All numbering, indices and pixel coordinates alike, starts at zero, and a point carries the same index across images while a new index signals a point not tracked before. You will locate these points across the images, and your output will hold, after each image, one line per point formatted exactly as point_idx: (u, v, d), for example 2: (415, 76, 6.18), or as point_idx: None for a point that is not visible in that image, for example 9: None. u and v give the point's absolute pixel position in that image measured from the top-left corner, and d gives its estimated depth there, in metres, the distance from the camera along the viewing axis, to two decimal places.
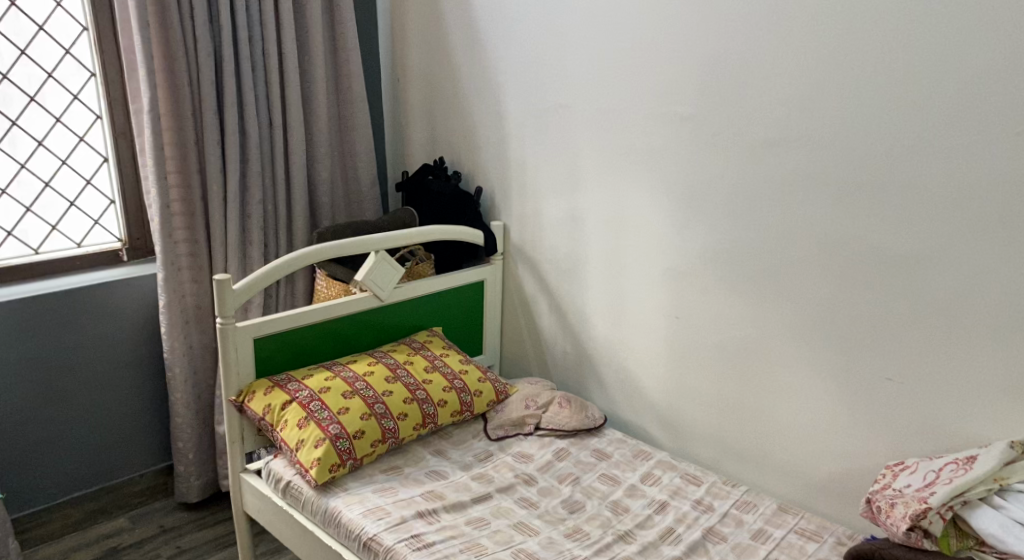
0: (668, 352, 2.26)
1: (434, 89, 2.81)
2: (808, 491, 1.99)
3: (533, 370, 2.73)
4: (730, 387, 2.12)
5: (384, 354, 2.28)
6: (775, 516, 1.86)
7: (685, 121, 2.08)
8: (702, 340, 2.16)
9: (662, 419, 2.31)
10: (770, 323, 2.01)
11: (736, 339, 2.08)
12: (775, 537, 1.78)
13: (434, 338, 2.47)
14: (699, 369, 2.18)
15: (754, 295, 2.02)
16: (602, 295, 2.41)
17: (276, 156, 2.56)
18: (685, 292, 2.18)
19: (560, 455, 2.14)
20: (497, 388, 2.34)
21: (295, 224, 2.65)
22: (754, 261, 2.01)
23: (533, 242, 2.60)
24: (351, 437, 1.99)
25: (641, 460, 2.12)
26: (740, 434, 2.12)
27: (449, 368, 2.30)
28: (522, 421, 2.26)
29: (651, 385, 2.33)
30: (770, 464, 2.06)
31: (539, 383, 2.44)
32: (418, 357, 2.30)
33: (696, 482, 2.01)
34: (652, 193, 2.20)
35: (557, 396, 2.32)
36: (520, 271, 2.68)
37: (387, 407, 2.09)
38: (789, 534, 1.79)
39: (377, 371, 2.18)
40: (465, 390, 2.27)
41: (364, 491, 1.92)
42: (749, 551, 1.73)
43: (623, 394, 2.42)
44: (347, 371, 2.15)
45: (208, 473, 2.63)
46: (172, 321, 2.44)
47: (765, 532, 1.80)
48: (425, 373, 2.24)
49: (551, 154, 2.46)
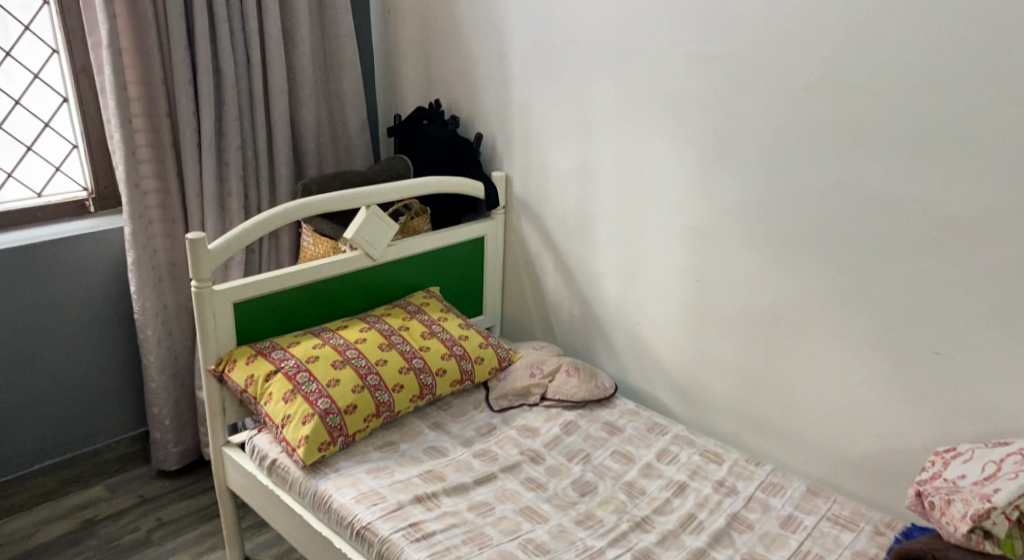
0: (686, 318, 2.08)
1: (428, 24, 2.54)
2: (839, 469, 1.84)
3: (537, 332, 2.55)
4: (756, 356, 1.95)
5: (376, 319, 2.09)
6: (805, 501, 1.72)
7: (712, 61, 1.84)
8: (728, 306, 1.98)
9: (677, 388, 2.15)
10: (803, 289, 1.82)
11: (764, 305, 1.90)
12: (806, 525, 1.63)
13: (431, 301, 2.28)
14: (722, 338, 2.01)
15: (782, 258, 1.84)
16: (615, 254, 2.22)
17: (254, 98, 2.32)
18: (708, 252, 1.98)
19: (569, 428, 1.98)
20: (500, 355, 2.16)
21: (278, 173, 2.42)
22: (787, 221, 1.81)
23: (539, 194, 2.38)
24: (342, 412, 1.82)
25: (656, 435, 1.95)
26: (766, 408, 1.95)
27: (448, 334, 2.12)
28: (527, 391, 2.09)
29: (667, 352, 2.15)
30: (797, 440, 1.91)
31: (545, 347, 2.26)
32: (414, 323, 2.12)
33: (717, 460, 1.85)
34: (672, 143, 1.98)
35: (565, 363, 2.15)
36: (523, 226, 2.48)
37: (381, 378, 1.92)
38: (821, 521, 1.64)
39: (370, 339, 2.00)
40: (466, 358, 2.09)
41: (356, 472, 1.76)
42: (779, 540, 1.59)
43: (635, 361, 2.24)
44: (338, 338, 1.98)
45: (188, 440, 2.47)
46: (142, 279, 2.24)
47: (795, 520, 1.65)
48: (421, 340, 2.07)
49: (558, 98, 2.22)
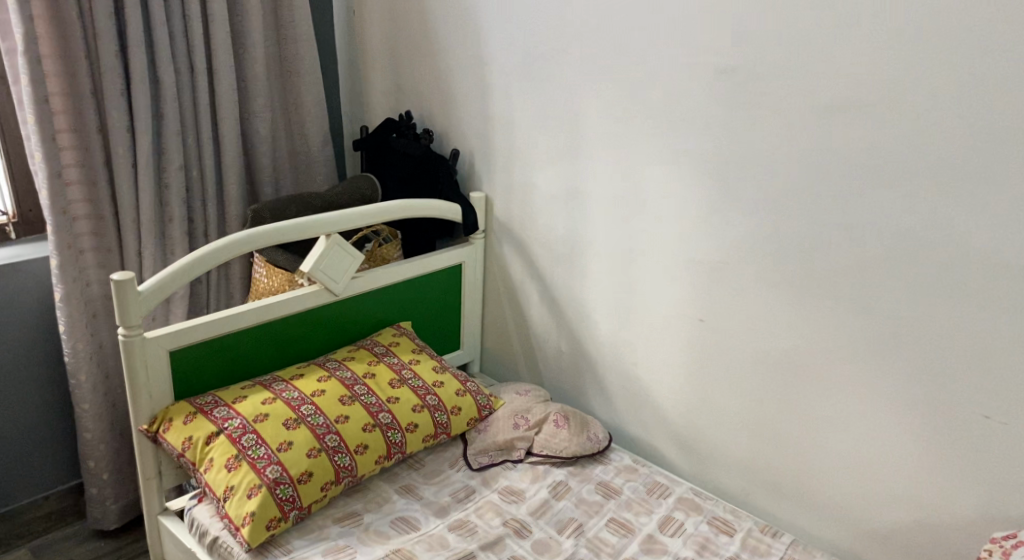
0: (688, 362, 1.85)
1: (398, 27, 2.29)
2: (866, 538, 1.62)
3: (522, 371, 2.29)
4: (769, 407, 1.72)
5: (338, 366, 1.83)
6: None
7: (719, 75, 1.61)
8: (737, 351, 1.74)
9: (677, 439, 1.91)
10: (824, 334, 1.59)
11: (779, 351, 1.67)
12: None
13: (402, 340, 2.02)
14: (731, 386, 1.77)
15: (802, 299, 1.61)
16: (608, 288, 1.98)
17: (200, 110, 2.05)
18: (714, 290, 1.75)
19: (558, 491, 1.73)
20: (479, 403, 1.91)
21: (228, 194, 2.15)
22: (807, 258, 1.58)
23: (522, 219, 2.14)
24: (294, 482, 1.56)
25: (658, 498, 1.71)
26: (780, 465, 1.72)
27: (420, 381, 1.87)
28: (509, 446, 1.84)
29: (666, 397, 1.92)
30: (815, 501, 1.68)
31: (530, 390, 2.01)
32: (381, 368, 1.86)
33: (730, 531, 1.62)
34: (673, 166, 1.75)
35: (553, 411, 1.90)
36: (505, 253, 2.23)
37: (341, 439, 1.66)
38: None
39: (330, 391, 1.74)
40: (440, 409, 1.84)
41: (312, 555, 1.51)
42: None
43: (630, 406, 2.01)
44: (292, 391, 1.72)
45: (128, 495, 2.19)
46: (73, 319, 1.94)
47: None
48: (389, 389, 1.81)
49: (543, 112, 1.98)
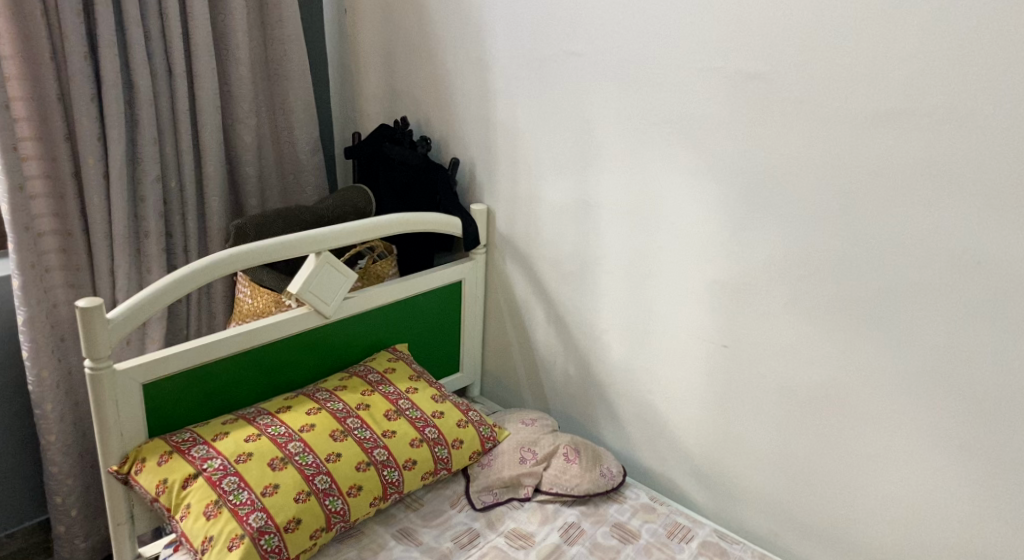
0: (710, 392, 1.71)
1: (393, 27, 2.14)
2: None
3: (525, 395, 2.14)
4: (801, 442, 1.59)
5: (328, 396, 1.67)
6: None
7: (748, 80, 1.48)
8: (765, 381, 1.61)
9: (696, 473, 1.78)
10: (866, 364, 1.47)
11: (814, 382, 1.54)
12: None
13: (399, 364, 1.87)
14: (758, 419, 1.65)
15: (839, 326, 1.48)
16: (621, 310, 1.83)
17: (179, 116, 1.89)
18: (739, 315, 1.62)
19: (571, 534, 1.59)
20: (482, 436, 1.76)
21: (209, 207, 2.00)
22: (847, 283, 1.45)
23: (527, 234, 1.99)
24: (281, 530, 1.41)
25: (679, 542, 1.57)
26: (813, 505, 1.60)
27: (418, 412, 1.72)
28: (516, 483, 1.70)
29: (685, 428, 1.78)
30: (853, 544, 1.57)
31: (537, 419, 1.86)
32: (376, 398, 1.71)
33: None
34: (694, 180, 1.61)
35: (562, 443, 1.75)
36: (508, 270, 2.08)
37: (333, 480, 1.51)
38: None
39: (320, 425, 1.59)
40: (441, 442, 1.69)
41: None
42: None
43: (644, 436, 1.87)
44: (278, 426, 1.56)
45: (100, 531, 2.04)
46: (38, 344, 1.77)
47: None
48: (385, 423, 1.66)
49: (551, 120, 1.83)
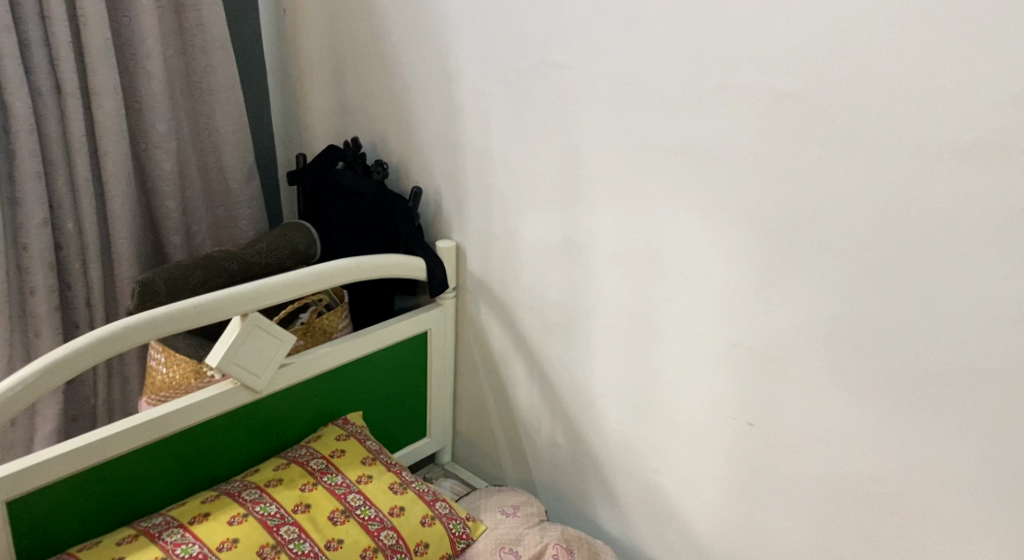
0: (730, 478, 1.40)
1: (340, 32, 1.80)
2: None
3: (504, 464, 1.81)
4: (847, 545, 1.28)
5: (258, 496, 1.32)
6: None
7: (779, 101, 1.16)
8: (800, 469, 1.30)
9: None
10: (935, 459, 1.16)
11: (863, 474, 1.23)
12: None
13: (348, 442, 1.50)
14: (791, 513, 1.33)
15: (897, 409, 1.17)
16: (619, 372, 1.51)
17: (71, 143, 1.53)
18: (767, 387, 1.30)
19: None
20: (453, 534, 1.44)
21: (117, 250, 1.64)
22: (909, 356, 1.14)
23: (503, 278, 1.66)
24: None
25: None
26: None
27: (372, 509, 1.38)
28: None
29: (700, 518, 1.46)
30: None
31: (519, 506, 1.54)
32: (319, 495, 1.37)
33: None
34: (711, 220, 1.29)
35: (551, 541, 1.44)
36: (482, 318, 1.75)
37: None
38: None
39: (244, 540, 1.24)
40: (401, 550, 1.36)
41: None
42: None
43: (649, 522, 1.55)
44: (190, 544, 1.21)
45: None
46: None
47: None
48: (329, 529, 1.32)
49: (530, 145, 1.51)
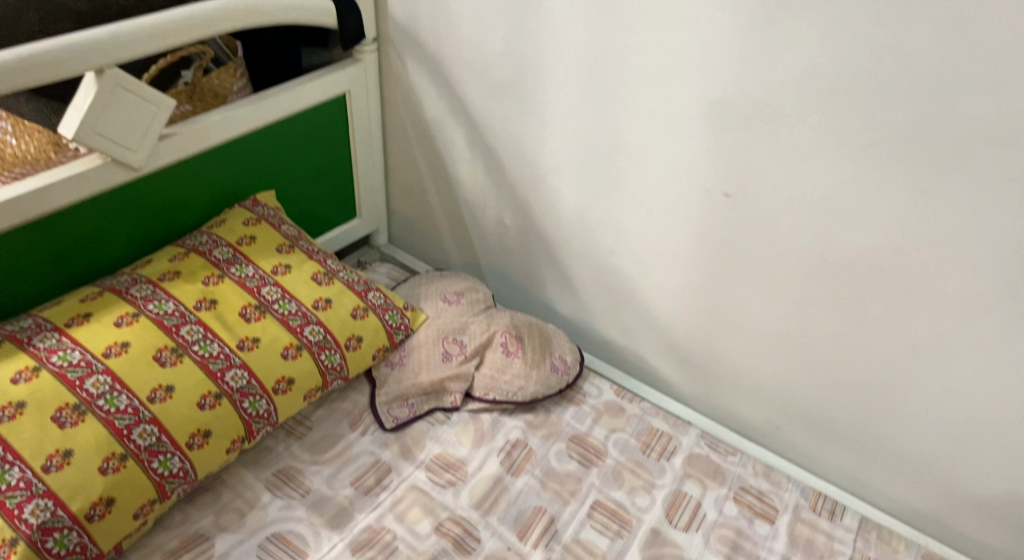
0: (699, 257, 1.22)
1: None
2: (953, 507, 1.15)
3: (446, 245, 1.61)
4: (824, 325, 1.15)
5: (151, 292, 1.11)
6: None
7: None
8: (782, 244, 1.13)
9: (676, 354, 1.35)
10: (942, 232, 0.99)
11: (853, 250, 1.07)
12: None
13: (259, 227, 1.27)
14: (765, 292, 1.18)
15: (906, 175, 0.98)
16: (576, 139, 1.27)
17: None
18: (752, 152, 1.09)
19: (516, 459, 1.20)
20: (390, 327, 1.29)
21: None
22: (933, 113, 0.93)
23: (434, 23, 1.34)
24: (84, 519, 0.93)
25: (659, 460, 1.22)
26: (831, 401, 1.20)
27: (293, 304, 1.19)
28: (439, 388, 1.28)
29: (661, 299, 1.31)
30: (882, 454, 1.18)
31: (464, 293, 1.38)
32: (227, 290, 1.16)
33: (769, 517, 1.15)
34: None
35: (500, 330, 1.31)
36: (411, 76, 1.44)
37: (163, 429, 1.01)
38: None
39: (137, 344, 1.04)
40: (330, 346, 1.20)
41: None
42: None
43: (606, 306, 1.39)
44: (69, 351, 1.00)
45: None
46: None
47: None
48: (242, 328, 1.13)
49: None
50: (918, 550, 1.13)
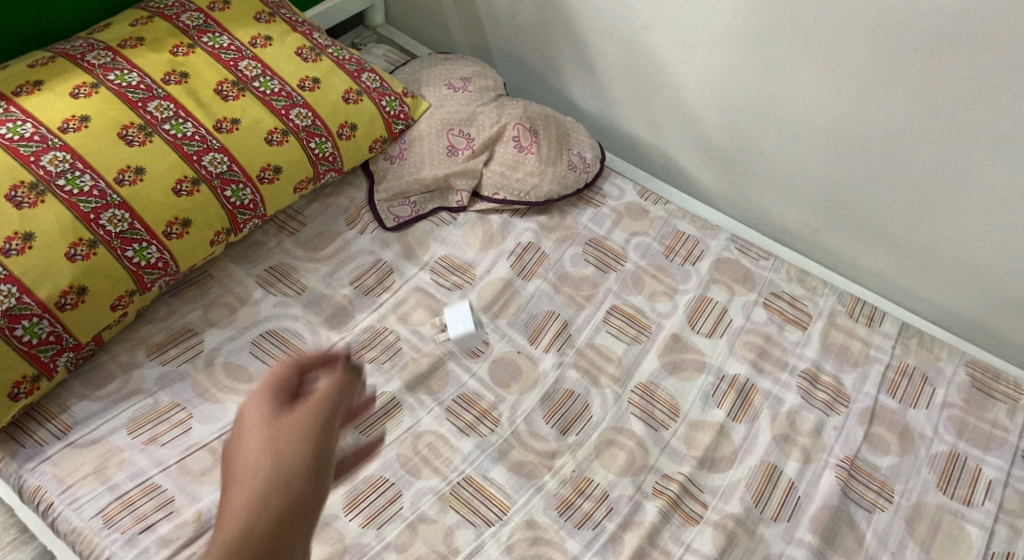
0: (746, 33, 1.04)
1: None
2: (1004, 311, 1.09)
3: (453, 27, 1.42)
4: (888, 113, 1.00)
5: (109, 61, 0.96)
6: (972, 410, 1.00)
7: None
8: (848, 11, 0.95)
9: (710, 151, 1.21)
10: None
11: (939, 17, 0.89)
12: (988, 483, 0.94)
13: None
14: (821, 74, 1.02)
15: None
16: None
17: None
18: None
19: (528, 262, 1.10)
20: (387, 116, 1.14)
21: None
22: None
23: None
24: (55, 308, 0.84)
25: (685, 265, 1.12)
26: (881, 199, 1.08)
27: (275, 82, 1.04)
28: (445, 185, 1.15)
29: (698, 86, 1.15)
30: (933, 257, 1.09)
31: (470, 80, 1.22)
32: (198, 62, 1.00)
33: (801, 324, 1.07)
34: None
35: (511, 122, 1.16)
36: None
37: (135, 216, 0.90)
38: (990, 457, 0.96)
39: (97, 119, 0.91)
40: (321, 133, 1.06)
41: (105, 436, 0.86)
42: (947, 537, 0.90)
43: (634, 96, 1.24)
44: (19, 123, 0.87)
45: None
46: None
47: (960, 461, 0.96)
48: (218, 107, 0.99)
49: None
50: (961, 358, 1.06)
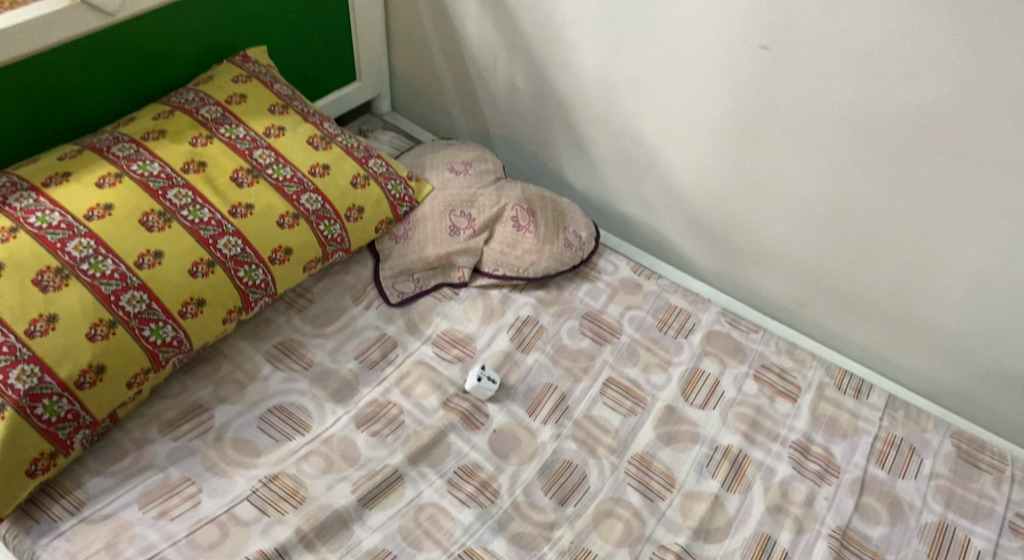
0: (730, 121, 1.12)
1: None
2: (986, 382, 1.12)
3: (454, 112, 1.50)
4: (864, 194, 1.06)
5: (133, 152, 1.03)
6: (960, 480, 1.03)
7: None
8: (821, 103, 1.02)
9: (699, 228, 1.27)
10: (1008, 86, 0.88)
11: (904, 109, 0.96)
12: (978, 553, 0.96)
13: (250, 86, 1.17)
14: (802, 158, 1.08)
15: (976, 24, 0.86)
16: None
17: None
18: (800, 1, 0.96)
19: (526, 335, 1.15)
20: (392, 198, 1.20)
21: None
22: None
23: None
24: (73, 386, 0.88)
25: (678, 338, 1.17)
26: (863, 275, 1.14)
27: (288, 169, 1.11)
28: (447, 264, 1.21)
29: (687, 169, 1.22)
30: (916, 330, 1.14)
31: (472, 164, 1.29)
32: (216, 152, 1.07)
33: (791, 395, 1.11)
34: None
35: (510, 204, 1.22)
36: None
37: (152, 297, 0.95)
38: (979, 527, 0.98)
39: (120, 207, 0.97)
40: (329, 215, 1.12)
41: (116, 511, 0.88)
42: None
43: (626, 178, 1.31)
44: (48, 212, 0.93)
45: None
46: None
47: (949, 530, 0.98)
48: (233, 193, 1.05)
49: None
50: (947, 429, 1.09)
